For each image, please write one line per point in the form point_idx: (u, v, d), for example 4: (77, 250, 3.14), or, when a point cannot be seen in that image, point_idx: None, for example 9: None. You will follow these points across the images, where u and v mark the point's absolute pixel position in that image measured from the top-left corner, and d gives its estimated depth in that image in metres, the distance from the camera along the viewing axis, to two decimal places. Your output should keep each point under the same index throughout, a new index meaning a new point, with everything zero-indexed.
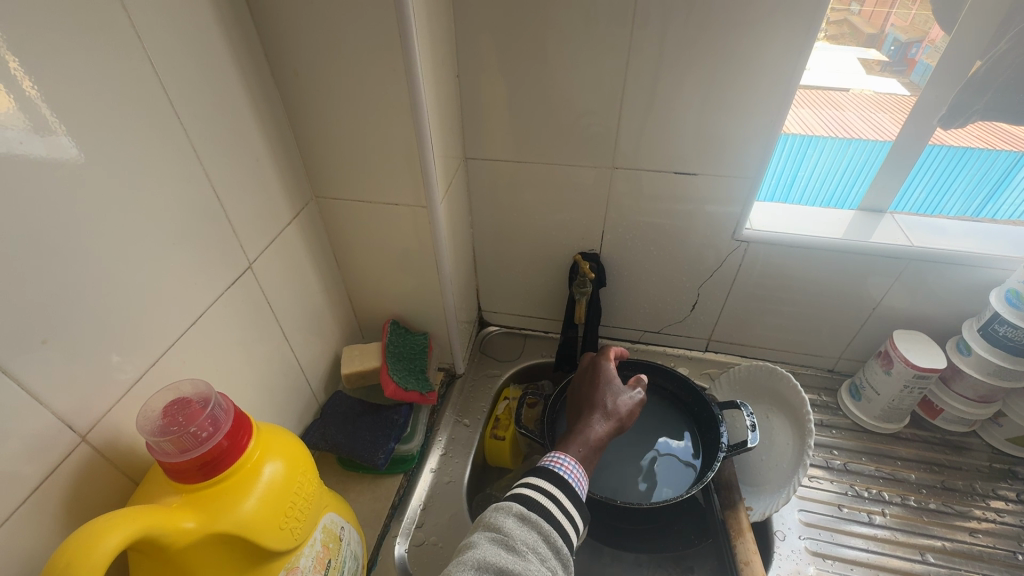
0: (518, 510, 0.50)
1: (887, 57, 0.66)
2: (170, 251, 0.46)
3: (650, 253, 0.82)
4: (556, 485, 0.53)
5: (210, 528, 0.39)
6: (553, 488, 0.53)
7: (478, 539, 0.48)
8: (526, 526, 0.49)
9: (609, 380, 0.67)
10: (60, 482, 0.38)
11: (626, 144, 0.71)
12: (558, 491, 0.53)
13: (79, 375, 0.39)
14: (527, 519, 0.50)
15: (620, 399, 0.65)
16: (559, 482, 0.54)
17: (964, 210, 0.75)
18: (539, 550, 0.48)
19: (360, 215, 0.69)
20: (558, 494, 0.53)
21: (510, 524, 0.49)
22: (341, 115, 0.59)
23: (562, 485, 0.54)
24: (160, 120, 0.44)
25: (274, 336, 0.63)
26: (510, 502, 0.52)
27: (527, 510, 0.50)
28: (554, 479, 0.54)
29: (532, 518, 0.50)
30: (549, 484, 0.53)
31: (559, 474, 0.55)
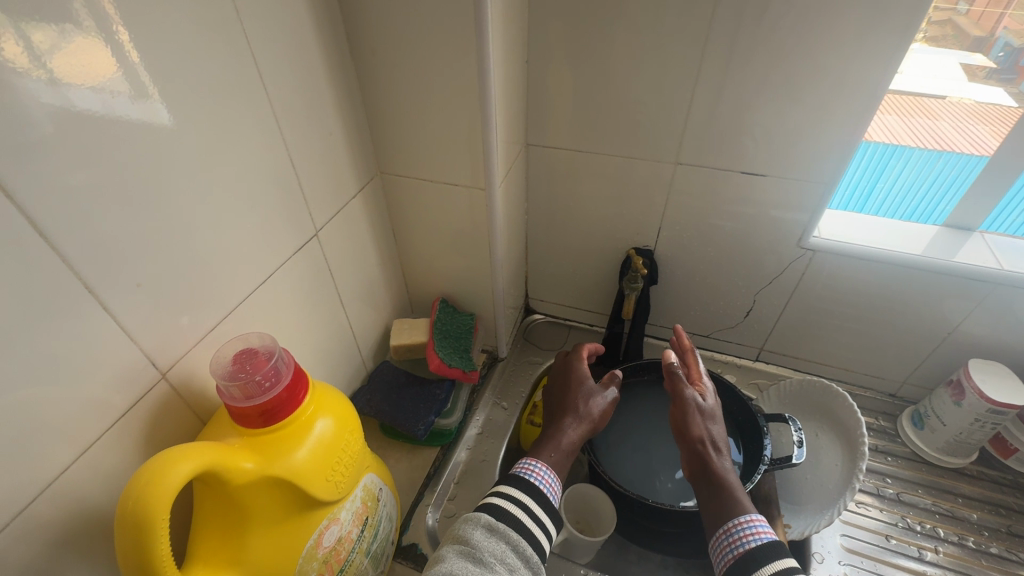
0: (486, 521, 0.51)
1: (995, 61, 0.61)
2: (248, 213, 0.50)
3: (707, 254, 0.79)
4: (526, 495, 0.54)
5: (265, 471, 0.42)
6: (525, 497, 0.54)
7: (447, 552, 0.49)
8: (493, 538, 0.50)
9: (581, 381, 0.67)
10: (142, 412, 0.43)
11: (694, 140, 0.68)
12: (529, 499, 0.54)
13: (163, 319, 0.43)
14: (495, 530, 0.51)
15: (593, 402, 0.65)
16: (530, 489, 0.55)
17: None
18: (506, 561, 0.49)
19: (420, 193, 0.71)
20: (529, 503, 0.53)
21: (478, 537, 0.50)
22: (411, 94, 0.61)
23: (533, 495, 0.54)
24: (248, 90, 0.47)
25: (332, 302, 0.66)
26: (479, 513, 0.53)
27: (495, 521, 0.51)
28: (527, 489, 0.55)
29: (501, 528, 0.51)
30: (522, 494, 0.54)
31: (532, 483, 0.55)
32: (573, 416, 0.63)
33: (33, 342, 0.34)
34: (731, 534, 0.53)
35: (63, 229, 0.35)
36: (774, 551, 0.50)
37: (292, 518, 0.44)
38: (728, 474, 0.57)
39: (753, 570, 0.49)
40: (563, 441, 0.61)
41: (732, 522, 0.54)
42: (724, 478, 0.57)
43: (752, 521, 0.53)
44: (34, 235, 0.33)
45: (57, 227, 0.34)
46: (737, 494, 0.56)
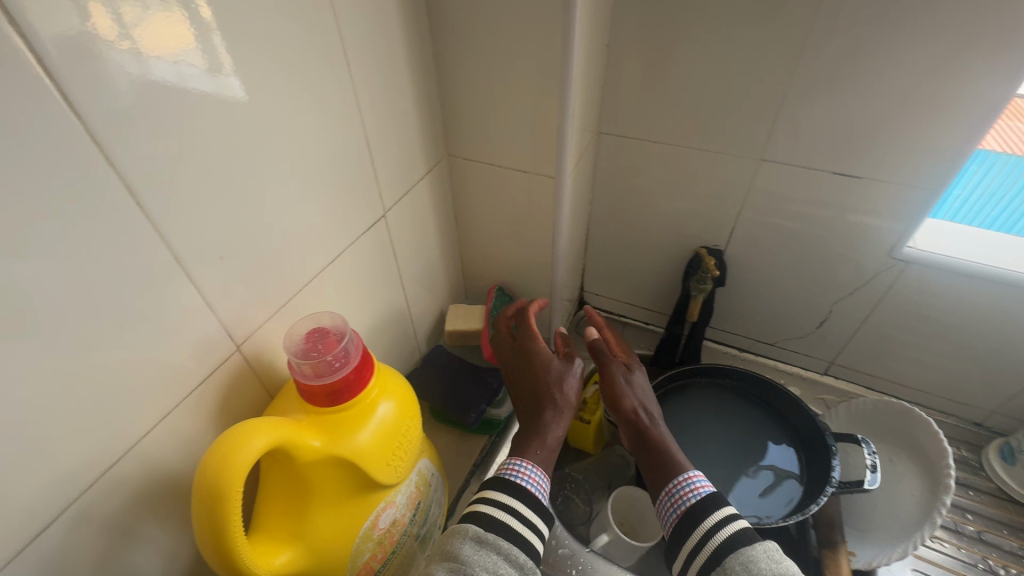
0: (474, 532, 0.49)
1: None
2: (322, 191, 0.50)
3: (782, 259, 0.75)
4: (510, 500, 0.51)
5: (329, 451, 0.42)
6: (512, 502, 0.51)
7: (435, 570, 0.47)
8: (483, 549, 0.48)
9: (545, 359, 0.63)
10: (217, 381, 0.44)
11: (783, 135, 0.64)
12: (510, 502, 0.51)
13: (240, 292, 0.44)
14: (483, 540, 0.48)
15: (569, 386, 0.61)
16: (519, 493, 0.52)
17: None
18: (499, 572, 0.47)
19: (486, 178, 0.69)
20: (513, 506, 0.51)
21: (467, 550, 0.47)
22: (487, 75, 0.59)
23: (517, 499, 0.52)
24: (332, 66, 0.46)
25: (394, 283, 0.66)
26: (465, 524, 0.50)
27: (483, 532, 0.49)
28: (513, 493, 0.52)
29: (489, 538, 0.48)
30: (509, 500, 0.51)
31: (520, 485, 0.53)
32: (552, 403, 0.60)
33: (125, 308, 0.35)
34: (671, 492, 0.51)
35: (154, 200, 0.35)
36: (714, 503, 0.49)
37: (352, 498, 0.45)
38: (663, 435, 0.56)
39: (694, 524, 0.48)
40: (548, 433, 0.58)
41: (672, 481, 0.52)
42: (663, 441, 0.55)
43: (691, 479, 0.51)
44: (132, 203, 0.34)
45: (150, 197, 0.35)
46: (674, 453, 0.54)
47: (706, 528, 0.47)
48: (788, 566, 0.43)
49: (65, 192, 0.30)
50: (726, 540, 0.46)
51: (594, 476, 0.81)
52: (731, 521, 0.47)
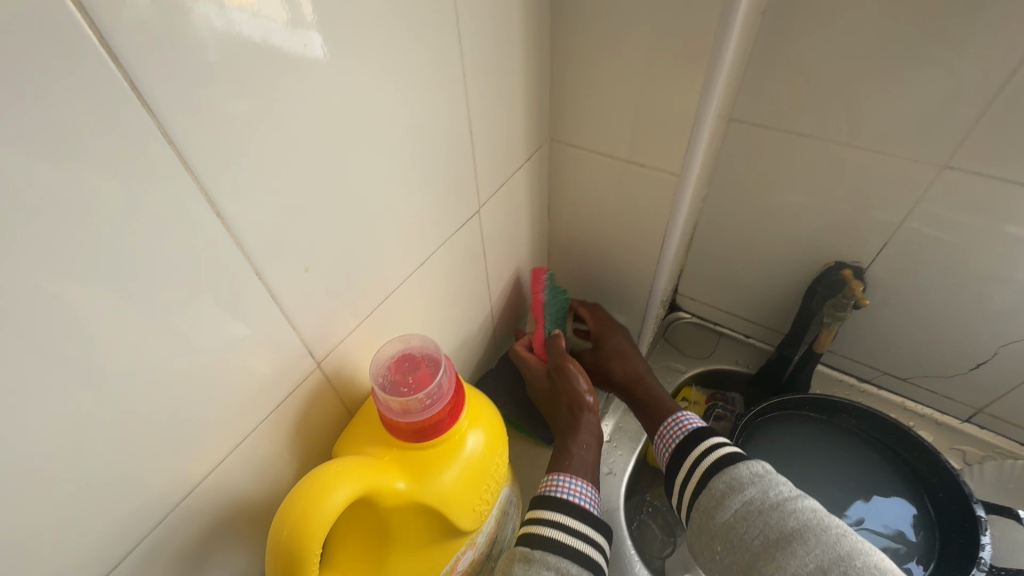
0: (522, 553, 0.46)
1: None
2: (418, 184, 0.43)
3: (943, 287, 0.61)
4: (554, 514, 0.48)
5: (414, 496, 0.37)
6: (558, 516, 0.48)
7: None
8: (534, 568, 0.45)
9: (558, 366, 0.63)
10: (295, 401, 0.39)
11: (984, 139, 0.50)
12: (554, 515, 0.48)
13: (325, 304, 0.38)
14: (532, 559, 0.45)
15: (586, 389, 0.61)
16: (562, 505, 0.49)
17: None
18: None
19: (592, 168, 0.60)
20: (558, 520, 0.48)
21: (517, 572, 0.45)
22: (614, 48, 0.49)
23: (560, 512, 0.49)
24: (441, 36, 0.38)
25: (479, 283, 0.60)
26: (514, 547, 0.47)
27: (531, 550, 0.46)
28: (556, 507, 0.49)
29: (537, 557, 0.45)
30: (554, 516, 0.48)
31: (563, 499, 0.50)
32: (571, 396, 0.61)
33: (201, 332, 0.30)
34: (664, 430, 0.59)
35: (227, 196, 0.28)
36: (702, 434, 0.55)
37: (435, 542, 0.40)
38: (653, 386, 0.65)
39: (688, 450, 0.55)
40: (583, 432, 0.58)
41: (665, 423, 0.60)
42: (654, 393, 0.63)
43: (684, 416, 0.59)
44: (211, 213, 0.28)
45: (225, 193, 0.28)
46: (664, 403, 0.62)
47: (695, 454, 0.54)
48: (770, 478, 0.49)
49: (141, 207, 0.25)
50: (716, 463, 0.52)
51: None
52: (719, 447, 0.53)
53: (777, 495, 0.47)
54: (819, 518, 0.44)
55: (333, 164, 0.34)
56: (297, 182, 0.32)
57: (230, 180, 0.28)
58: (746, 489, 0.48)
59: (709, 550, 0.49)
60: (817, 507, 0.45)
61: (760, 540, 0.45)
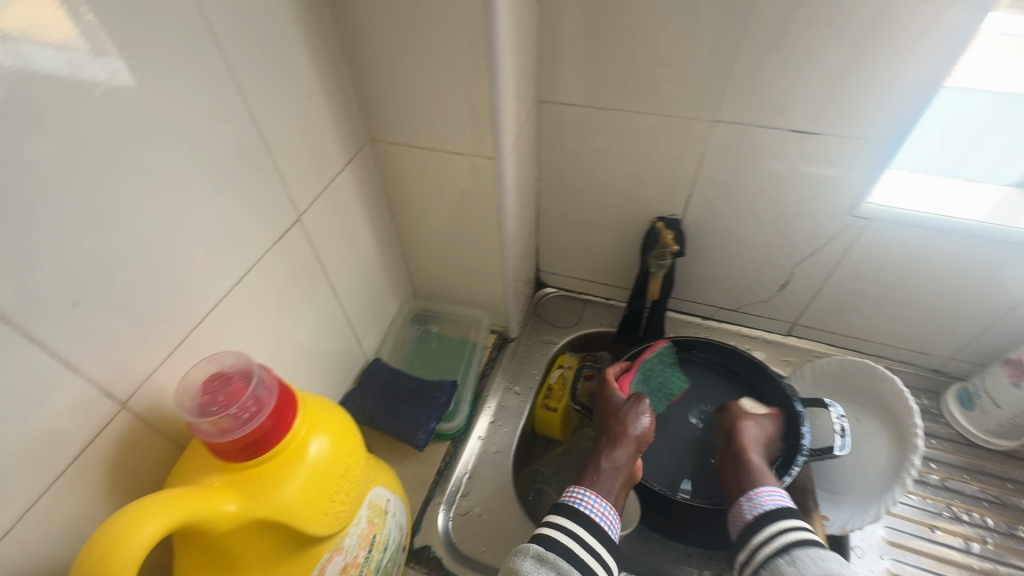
0: (534, 552, 0.50)
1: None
2: (209, 200, 0.42)
3: (741, 224, 0.71)
4: (571, 524, 0.53)
5: (251, 514, 0.36)
6: (575, 527, 0.53)
7: None
8: (544, 568, 0.49)
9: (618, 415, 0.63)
10: (102, 448, 0.36)
11: (734, 93, 0.59)
12: (572, 525, 0.53)
13: (115, 340, 0.36)
14: (544, 558, 0.50)
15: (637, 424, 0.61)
16: (579, 516, 0.53)
17: None
18: None
19: (417, 162, 0.62)
20: (574, 529, 0.52)
21: (526, 567, 0.49)
22: (401, 45, 0.50)
23: (579, 523, 0.53)
24: (194, 47, 0.38)
25: (322, 292, 0.59)
26: (527, 544, 0.52)
27: (544, 550, 0.50)
28: (573, 517, 0.53)
29: (550, 558, 0.50)
30: (568, 523, 0.53)
31: (583, 512, 0.54)
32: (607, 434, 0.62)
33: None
34: (746, 501, 0.58)
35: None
36: (785, 513, 0.55)
37: (290, 553, 0.39)
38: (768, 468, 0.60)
39: (759, 527, 0.56)
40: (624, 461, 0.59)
41: (753, 493, 0.58)
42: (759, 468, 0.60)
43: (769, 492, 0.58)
44: None
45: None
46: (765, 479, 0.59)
47: (777, 526, 0.55)
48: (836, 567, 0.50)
49: None
50: (793, 540, 0.53)
51: (566, 466, 0.76)
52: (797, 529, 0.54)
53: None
54: None
55: (82, 190, 0.32)
56: (37, 212, 0.30)
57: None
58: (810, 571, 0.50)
59: None
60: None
61: None
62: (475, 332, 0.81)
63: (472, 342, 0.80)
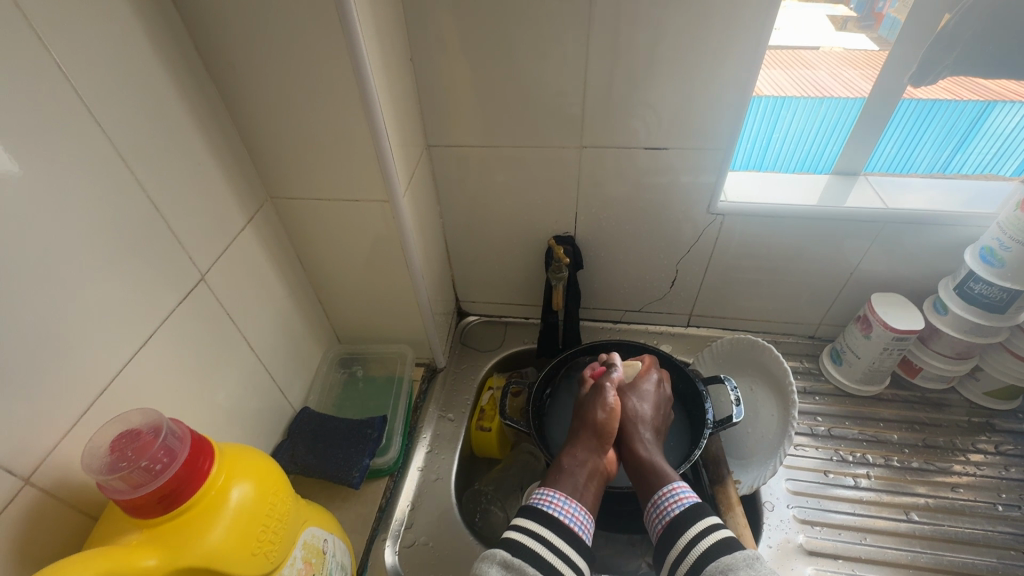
0: (502, 558, 0.51)
1: (954, 14, 0.60)
2: (107, 271, 0.44)
3: (625, 234, 0.80)
4: (540, 527, 0.54)
5: (174, 564, 0.37)
6: (543, 531, 0.53)
7: None
8: (511, 574, 0.50)
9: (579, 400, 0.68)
10: (8, 527, 0.36)
11: (593, 123, 0.68)
12: (544, 531, 0.53)
13: (13, 417, 0.37)
14: (511, 564, 0.51)
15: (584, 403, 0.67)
16: (550, 521, 0.54)
17: (934, 164, 0.75)
18: None
19: (319, 214, 0.66)
20: (542, 535, 0.53)
21: (494, 575, 0.50)
22: (286, 110, 0.55)
23: (547, 527, 0.54)
24: (80, 131, 0.41)
25: (239, 348, 0.61)
26: (495, 550, 0.53)
27: (510, 556, 0.51)
28: (543, 522, 0.54)
29: (516, 564, 0.51)
30: (537, 529, 0.54)
31: (551, 515, 0.55)
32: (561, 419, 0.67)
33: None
34: (659, 501, 0.56)
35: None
36: (697, 514, 0.54)
37: None
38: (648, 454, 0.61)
39: (677, 530, 0.53)
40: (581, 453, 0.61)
41: (659, 493, 0.57)
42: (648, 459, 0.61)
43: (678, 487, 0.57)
44: None
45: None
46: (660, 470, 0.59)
47: (689, 536, 0.52)
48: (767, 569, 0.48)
49: None
50: (706, 550, 0.51)
51: (507, 482, 0.80)
52: (714, 530, 0.52)
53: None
54: None
55: None
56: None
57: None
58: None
59: None
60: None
61: None
62: (401, 368, 0.83)
63: (399, 377, 0.82)
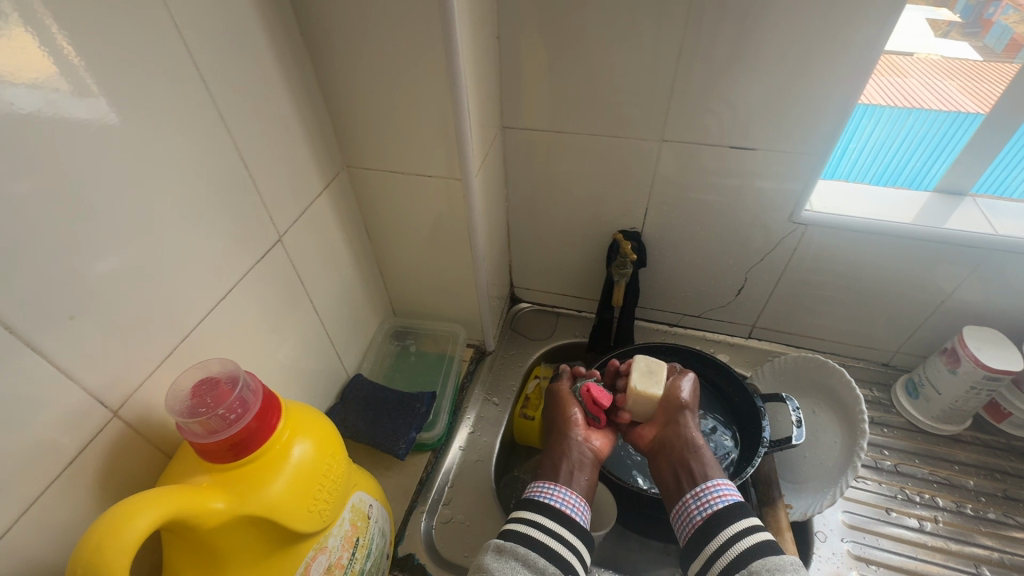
0: (495, 544, 0.54)
1: None
2: (196, 223, 0.45)
3: (695, 235, 0.77)
4: (534, 514, 0.57)
5: (239, 510, 0.38)
6: (535, 516, 0.56)
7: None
8: (504, 556, 0.52)
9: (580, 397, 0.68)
10: (95, 454, 0.39)
11: (678, 116, 0.65)
12: (536, 516, 0.56)
13: (107, 354, 0.39)
14: (503, 548, 0.53)
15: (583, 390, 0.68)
16: (541, 507, 0.57)
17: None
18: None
19: (391, 187, 0.66)
20: (535, 519, 0.56)
21: (489, 560, 0.52)
22: (371, 80, 0.55)
23: (539, 512, 0.57)
24: (184, 85, 0.42)
25: (304, 310, 0.62)
26: (492, 539, 0.55)
27: (503, 541, 0.54)
28: (535, 508, 0.57)
29: (507, 546, 0.53)
30: (530, 515, 0.57)
31: (543, 502, 0.58)
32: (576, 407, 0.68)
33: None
34: (693, 498, 0.58)
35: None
36: (732, 513, 0.55)
37: (275, 550, 0.42)
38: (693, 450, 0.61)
39: (718, 529, 0.54)
40: (574, 445, 0.65)
41: (699, 488, 0.58)
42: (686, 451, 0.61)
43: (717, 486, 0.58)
44: None
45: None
46: (696, 465, 0.60)
47: (730, 533, 0.53)
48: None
49: None
50: (748, 549, 0.52)
51: None
52: (755, 531, 0.53)
53: None
54: None
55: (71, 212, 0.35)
56: (30, 231, 0.33)
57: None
58: None
59: None
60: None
61: None
62: (452, 347, 0.84)
63: (450, 356, 0.83)
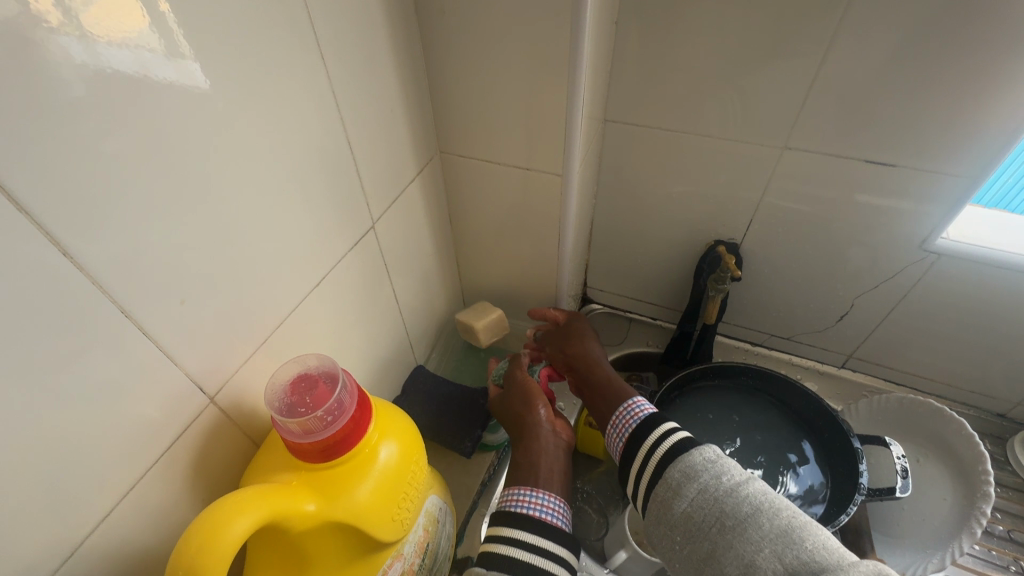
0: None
1: None
2: (299, 207, 0.44)
3: (801, 253, 0.70)
4: (514, 532, 0.49)
5: (327, 515, 0.37)
6: (513, 533, 0.48)
7: None
8: None
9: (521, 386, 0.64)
10: (190, 439, 0.38)
11: (809, 122, 0.58)
12: (511, 532, 0.49)
13: (209, 339, 0.38)
14: None
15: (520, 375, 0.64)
16: (520, 521, 0.49)
17: None
18: None
19: (482, 178, 0.63)
20: (514, 536, 0.48)
21: None
22: (480, 63, 0.52)
23: (521, 528, 0.49)
24: (302, 61, 0.39)
25: (386, 299, 0.61)
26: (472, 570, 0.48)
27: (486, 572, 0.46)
28: (512, 523, 0.49)
29: None
30: (508, 533, 0.49)
31: (520, 514, 0.50)
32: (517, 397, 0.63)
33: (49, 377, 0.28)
34: (617, 420, 0.54)
35: (56, 222, 0.27)
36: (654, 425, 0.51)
37: (354, 555, 0.40)
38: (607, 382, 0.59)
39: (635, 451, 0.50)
40: (542, 430, 0.59)
41: (618, 411, 0.55)
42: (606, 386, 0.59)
43: (637, 402, 0.55)
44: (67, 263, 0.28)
45: (49, 211, 0.26)
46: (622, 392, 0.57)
47: (650, 444, 0.50)
48: (724, 462, 0.45)
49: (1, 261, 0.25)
50: (670, 452, 0.48)
51: (608, 488, 0.76)
52: (672, 433, 0.49)
53: (730, 480, 0.43)
54: (772, 501, 0.41)
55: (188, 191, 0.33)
56: (149, 210, 0.31)
57: (66, 206, 0.27)
58: (701, 477, 0.44)
59: (669, 542, 0.44)
60: (770, 489, 0.42)
61: (724, 537, 0.40)
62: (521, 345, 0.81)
63: None
